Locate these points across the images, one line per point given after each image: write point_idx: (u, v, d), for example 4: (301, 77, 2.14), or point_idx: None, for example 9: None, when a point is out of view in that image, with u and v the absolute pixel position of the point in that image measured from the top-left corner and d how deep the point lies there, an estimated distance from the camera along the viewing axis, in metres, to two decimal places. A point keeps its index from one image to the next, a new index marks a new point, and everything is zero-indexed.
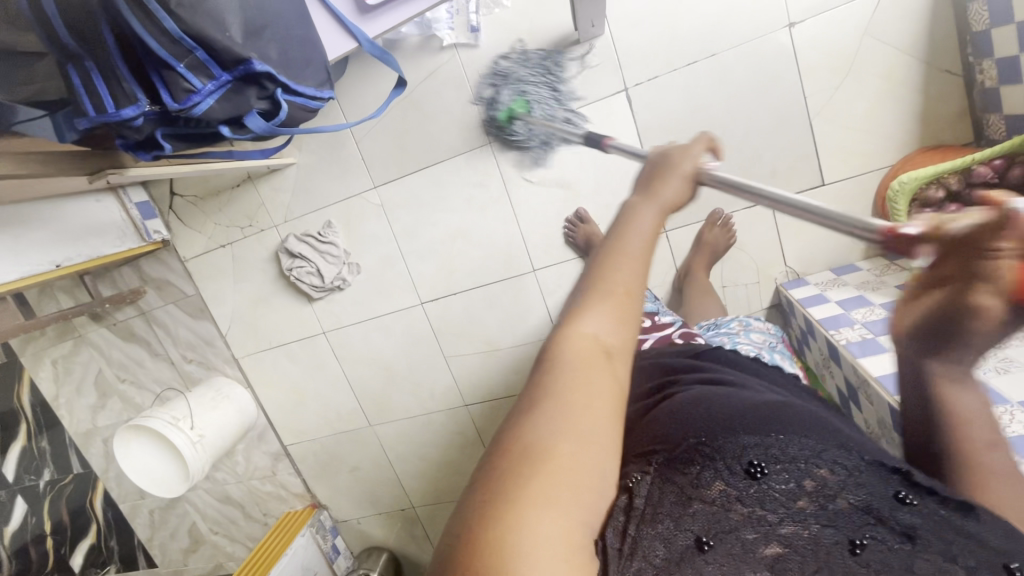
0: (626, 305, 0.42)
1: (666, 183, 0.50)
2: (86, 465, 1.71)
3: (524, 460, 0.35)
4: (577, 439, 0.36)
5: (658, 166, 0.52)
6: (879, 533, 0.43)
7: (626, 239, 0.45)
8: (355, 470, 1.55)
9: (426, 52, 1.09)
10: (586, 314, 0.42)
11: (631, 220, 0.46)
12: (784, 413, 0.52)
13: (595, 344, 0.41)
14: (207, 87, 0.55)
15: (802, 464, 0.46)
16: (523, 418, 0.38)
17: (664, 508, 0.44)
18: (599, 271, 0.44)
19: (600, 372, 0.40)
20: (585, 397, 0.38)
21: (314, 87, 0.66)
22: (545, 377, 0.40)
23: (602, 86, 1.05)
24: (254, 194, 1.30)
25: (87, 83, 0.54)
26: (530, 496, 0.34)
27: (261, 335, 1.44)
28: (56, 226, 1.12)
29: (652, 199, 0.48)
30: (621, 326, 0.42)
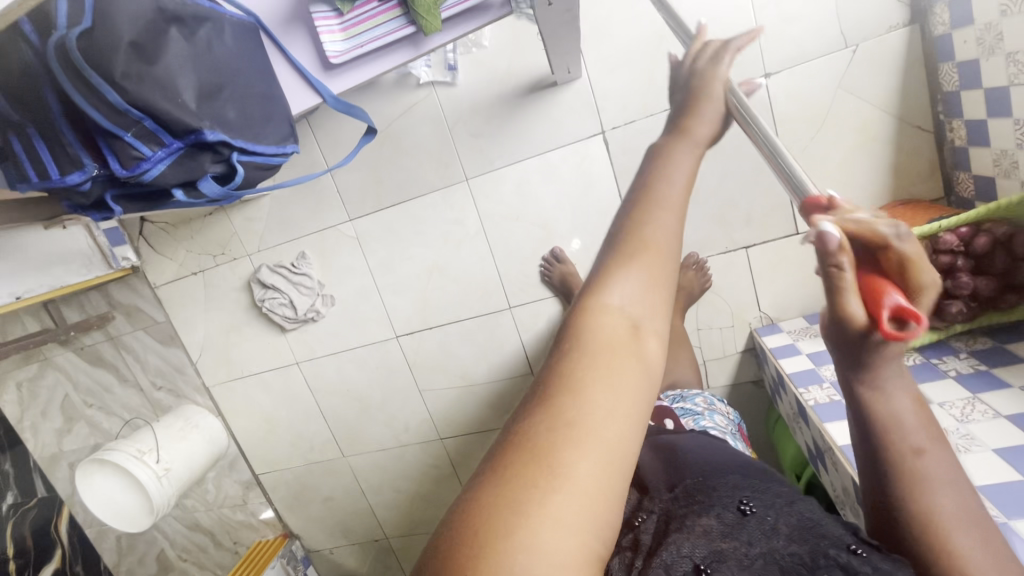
0: (654, 261, 0.36)
1: (698, 125, 0.43)
2: (50, 489, 1.61)
3: (542, 447, 0.30)
4: (607, 408, 0.31)
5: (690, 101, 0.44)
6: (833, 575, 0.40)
7: (659, 189, 0.39)
8: (327, 500, 1.53)
9: (403, 89, 1.08)
10: (610, 281, 0.36)
11: (659, 175, 0.40)
12: (763, 472, 0.58)
13: (622, 310, 0.35)
14: (157, 155, 0.53)
15: (778, 509, 0.48)
16: (539, 401, 0.32)
17: (670, 537, 0.46)
18: (627, 232, 0.38)
19: (631, 348, 0.33)
20: (614, 373, 0.32)
21: (275, 144, 0.64)
22: (566, 352, 0.34)
23: (579, 127, 1.05)
24: (227, 223, 1.28)
25: (29, 149, 0.53)
26: (550, 492, 0.28)
27: (233, 364, 1.41)
28: (17, 257, 1.08)
29: (688, 139, 0.42)
30: (653, 293, 0.35)
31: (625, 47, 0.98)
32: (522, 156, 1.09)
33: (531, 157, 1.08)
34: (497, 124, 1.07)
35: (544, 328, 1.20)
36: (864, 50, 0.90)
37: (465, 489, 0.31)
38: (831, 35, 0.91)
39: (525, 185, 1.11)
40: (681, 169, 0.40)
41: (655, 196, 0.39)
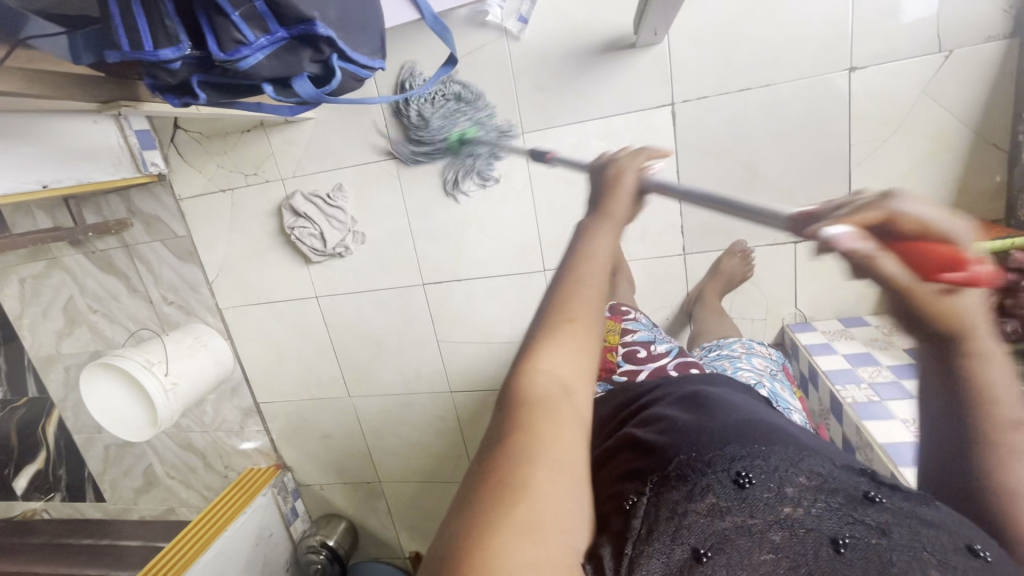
0: (575, 333, 0.41)
1: (617, 201, 0.48)
2: (42, 391, 1.62)
3: (502, 490, 0.33)
4: (551, 469, 0.34)
5: (606, 180, 0.50)
6: (857, 534, 0.41)
7: (581, 265, 0.44)
8: (326, 437, 1.53)
9: (473, 28, 1.04)
10: (540, 348, 0.40)
11: (585, 247, 0.45)
12: (761, 430, 0.52)
13: (555, 379, 0.39)
14: (259, 42, 0.50)
15: (782, 472, 0.46)
16: (492, 451, 0.36)
17: (661, 525, 0.42)
18: (561, 299, 0.42)
19: (564, 405, 0.37)
20: (558, 423, 0.36)
21: (368, 56, 0.62)
22: (518, 408, 0.37)
23: (649, 96, 1.02)
24: (264, 142, 1.23)
25: (126, 13, 0.49)
26: (513, 526, 0.31)
27: (250, 289, 1.39)
28: (49, 143, 1.03)
29: (612, 222, 0.47)
30: (583, 354, 0.40)
31: (711, 18, 0.95)
32: (586, 118, 1.06)
33: (594, 119, 1.06)
34: (564, 80, 1.04)
35: None
36: (957, 57, 0.88)
37: (439, 533, 0.33)
38: (926, 36, 0.88)
39: (582, 148, 1.08)
40: (611, 240, 0.45)
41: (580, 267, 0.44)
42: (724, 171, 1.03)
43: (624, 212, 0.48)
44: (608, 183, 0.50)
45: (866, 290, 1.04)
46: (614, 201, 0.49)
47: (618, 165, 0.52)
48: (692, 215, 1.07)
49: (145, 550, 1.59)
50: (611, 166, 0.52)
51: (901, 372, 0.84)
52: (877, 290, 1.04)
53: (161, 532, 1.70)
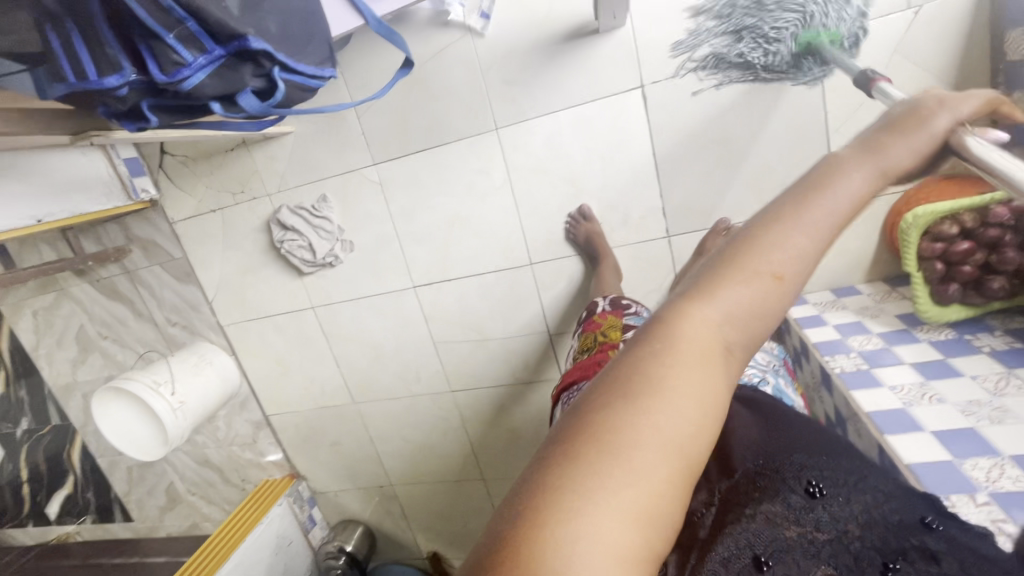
0: (774, 294, 0.33)
1: (900, 141, 0.37)
2: (64, 418, 1.70)
3: (600, 444, 0.30)
4: (666, 438, 0.30)
5: (906, 112, 0.39)
6: (911, 557, 0.39)
7: (819, 194, 0.34)
8: (335, 445, 1.55)
9: (438, 28, 1.04)
10: (716, 293, 0.33)
11: (829, 176, 0.35)
12: (834, 445, 0.52)
13: (716, 337, 0.33)
14: (198, 61, 0.51)
15: (850, 488, 0.45)
16: (611, 391, 0.32)
17: (730, 528, 0.43)
18: (764, 240, 0.34)
19: (712, 372, 0.33)
20: (694, 387, 0.32)
21: (314, 65, 0.63)
22: (650, 356, 0.33)
23: (617, 80, 1.01)
24: (248, 160, 1.25)
25: (67, 46, 0.50)
26: (600, 487, 0.28)
27: (248, 305, 1.42)
28: (39, 180, 1.07)
29: (874, 153, 0.36)
30: (757, 315, 0.34)
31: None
32: (557, 108, 1.05)
33: (565, 109, 1.05)
34: (533, 72, 1.03)
35: (564, 287, 1.19)
36: (927, 12, 0.86)
37: (520, 474, 0.31)
38: None
39: (557, 139, 1.07)
40: (864, 175, 0.35)
41: (813, 201, 0.34)
42: (700, 150, 1.02)
43: (900, 161, 0.36)
44: (893, 115, 0.39)
45: (857, 259, 1.02)
46: (891, 140, 0.37)
47: (922, 106, 0.39)
48: (673, 197, 1.06)
49: (170, 566, 1.63)
50: (922, 103, 0.40)
51: (892, 339, 0.82)
52: (868, 258, 1.01)
53: (187, 546, 1.75)
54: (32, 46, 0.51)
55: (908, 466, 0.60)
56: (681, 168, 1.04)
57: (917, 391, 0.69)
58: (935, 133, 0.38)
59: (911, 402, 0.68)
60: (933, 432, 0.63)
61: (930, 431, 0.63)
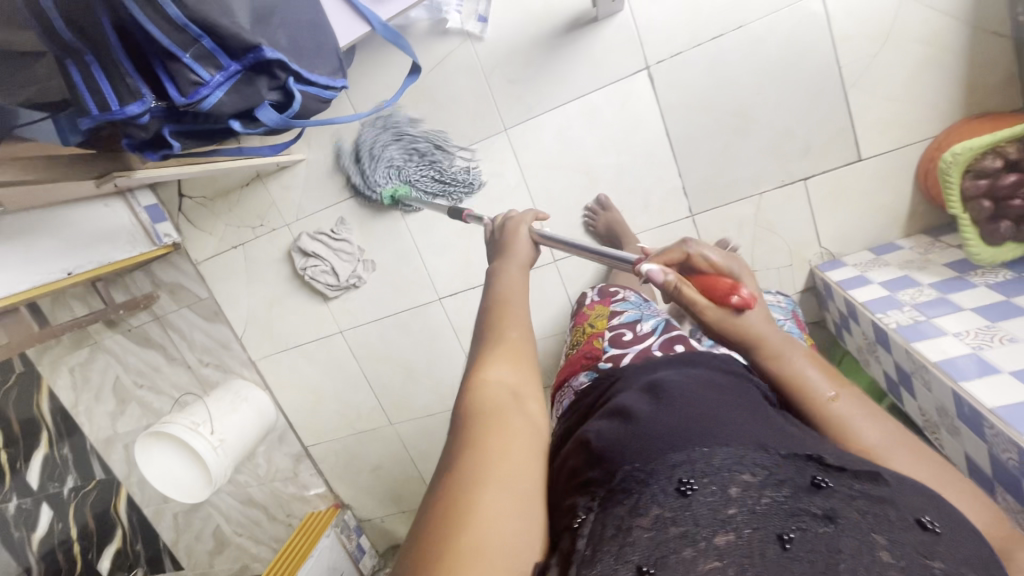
0: (512, 355, 0.52)
1: (519, 256, 0.69)
2: (108, 471, 1.68)
3: (452, 515, 0.37)
4: (498, 485, 0.39)
5: (513, 238, 0.71)
6: (804, 523, 0.38)
7: (506, 302, 0.59)
8: (376, 469, 1.54)
9: (437, 38, 1.05)
10: (486, 373, 0.49)
11: (500, 290, 0.62)
12: (705, 420, 0.46)
13: (503, 395, 0.47)
14: (215, 79, 0.51)
15: (723, 471, 0.41)
16: (450, 472, 0.40)
17: (604, 544, 0.38)
18: (488, 334, 0.55)
19: (510, 421, 0.44)
20: (505, 440, 0.43)
21: (327, 75, 0.63)
22: (472, 437, 0.43)
23: (622, 65, 1.00)
24: (264, 193, 1.27)
25: (88, 79, 0.50)
26: (460, 555, 0.34)
27: (277, 336, 1.42)
28: (67, 234, 1.09)
29: (518, 263, 0.67)
30: (517, 370, 0.50)
31: None
32: (564, 101, 1.05)
33: (572, 100, 1.04)
34: (534, 69, 1.03)
35: (591, 281, 1.17)
36: None
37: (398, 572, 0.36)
38: None
39: (567, 132, 1.07)
40: (511, 280, 0.63)
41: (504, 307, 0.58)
42: (715, 123, 1.00)
43: (525, 255, 0.69)
44: (513, 245, 0.70)
45: (892, 214, 0.99)
46: (518, 243, 0.71)
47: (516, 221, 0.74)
48: (692, 175, 1.04)
49: None
50: (511, 227, 0.73)
51: (944, 288, 0.78)
52: (904, 211, 0.98)
53: None
54: (53, 94, 0.52)
55: (991, 410, 0.56)
56: (698, 143, 1.02)
57: (985, 334, 0.65)
58: (527, 239, 0.71)
59: (981, 347, 0.64)
60: (1010, 371, 0.59)
61: (1007, 370, 0.59)
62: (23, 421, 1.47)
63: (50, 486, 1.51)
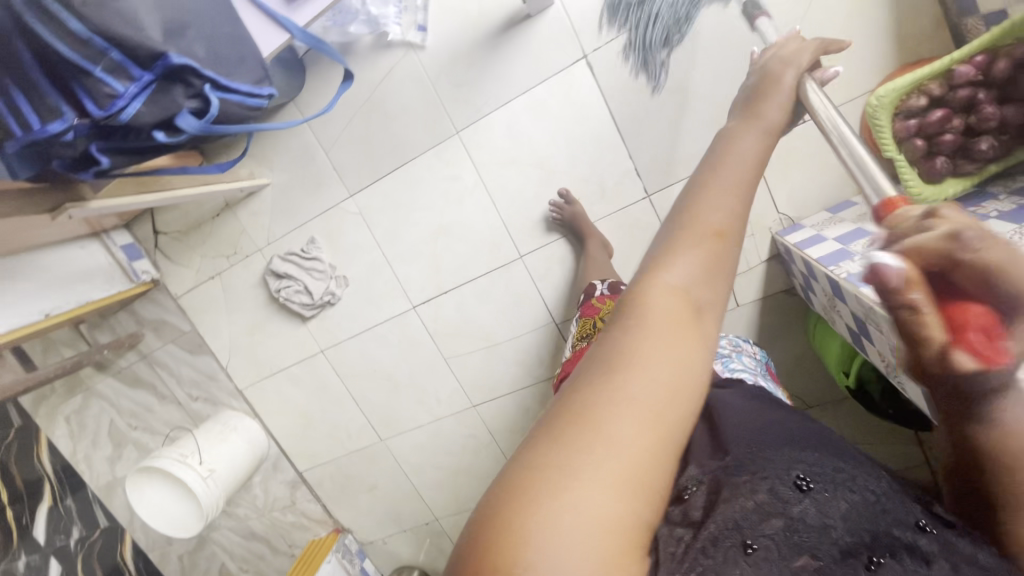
0: (718, 247, 0.39)
1: (767, 107, 0.48)
2: (111, 518, 1.58)
3: (580, 397, 0.33)
4: (643, 387, 0.33)
5: (760, 86, 0.51)
6: (899, 555, 0.38)
7: (719, 171, 0.42)
8: (373, 488, 1.52)
9: (382, 51, 1.09)
10: (669, 257, 0.38)
11: (731, 146, 0.44)
12: (819, 441, 0.50)
13: (681, 290, 0.37)
14: (129, 90, 0.60)
15: (841, 483, 0.43)
16: (595, 359, 0.35)
17: (719, 506, 0.40)
18: (700, 207, 0.40)
19: (684, 319, 0.36)
20: (664, 340, 0.35)
21: (250, 83, 0.74)
22: (626, 324, 0.36)
23: (560, 57, 1.03)
24: (234, 221, 1.30)
25: (10, 103, 0.58)
26: (584, 451, 0.30)
27: (261, 362, 1.43)
28: (41, 278, 1.14)
29: (754, 122, 0.47)
30: (715, 267, 0.38)
31: None
32: (510, 98, 1.07)
33: (518, 96, 1.07)
34: (478, 70, 1.07)
35: (560, 273, 1.18)
36: None
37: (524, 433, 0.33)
38: None
39: (517, 127, 1.09)
40: (749, 144, 0.44)
41: (730, 169, 0.42)
42: (657, 102, 1.02)
43: (776, 121, 0.47)
44: (753, 91, 0.51)
45: (844, 172, 0.99)
46: (765, 104, 0.49)
47: (770, 69, 0.53)
48: (643, 156, 1.05)
49: None
50: (770, 68, 0.53)
51: None
52: None
53: None
54: None
55: None
56: (645, 124, 1.04)
57: None
58: (787, 86, 0.51)
59: None
60: None
61: None
62: (27, 481, 1.40)
63: (56, 539, 1.42)
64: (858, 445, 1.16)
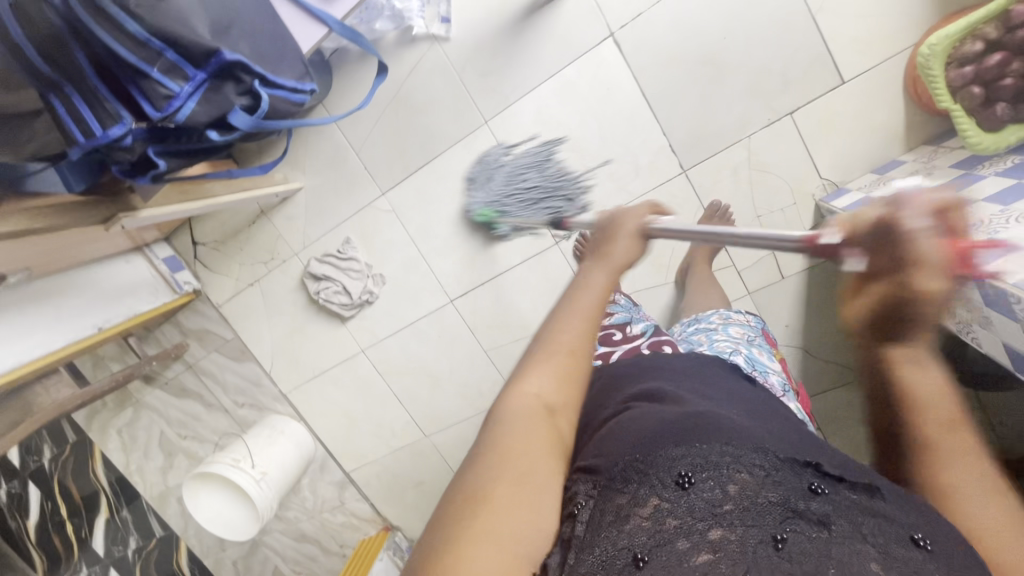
0: (569, 364, 0.45)
1: (618, 248, 0.55)
2: (166, 526, 1.60)
3: (458, 511, 0.37)
4: (510, 492, 0.38)
5: (610, 228, 0.58)
6: (798, 525, 0.39)
7: (575, 300, 0.49)
8: (420, 486, 1.51)
9: (408, 47, 1.10)
10: (528, 376, 0.44)
11: (583, 283, 0.51)
12: (702, 422, 0.46)
13: (539, 403, 0.42)
14: (184, 90, 0.67)
15: (722, 468, 0.42)
16: (466, 471, 0.40)
17: (604, 528, 0.39)
18: (548, 335, 0.47)
19: (544, 429, 0.41)
20: (526, 449, 0.40)
21: (293, 78, 0.81)
22: (492, 437, 0.41)
23: (586, 36, 1.02)
24: (270, 227, 1.32)
25: (72, 109, 0.66)
26: (468, 544, 0.35)
27: (304, 365, 1.45)
28: (91, 291, 1.17)
29: (604, 262, 0.54)
30: (568, 380, 0.44)
31: None
32: (537, 82, 1.07)
33: (546, 80, 1.06)
34: (504, 57, 1.07)
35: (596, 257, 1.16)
36: None
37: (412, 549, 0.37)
38: None
39: (547, 111, 1.08)
40: (599, 278, 0.52)
41: (572, 302, 0.49)
42: (690, 74, 1.00)
43: (621, 254, 0.54)
44: (610, 232, 0.57)
45: (889, 131, 0.97)
46: (614, 242, 0.56)
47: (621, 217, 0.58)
48: (678, 130, 1.03)
49: None
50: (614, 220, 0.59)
51: (951, 187, 0.75)
52: (901, 127, 0.96)
53: None
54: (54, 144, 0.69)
55: (1014, 284, 0.54)
56: (678, 97, 1.02)
57: (1000, 218, 0.62)
58: (633, 227, 0.57)
59: (997, 230, 0.61)
60: None
61: None
62: (85, 496, 1.46)
63: (115, 550, 1.48)
64: None
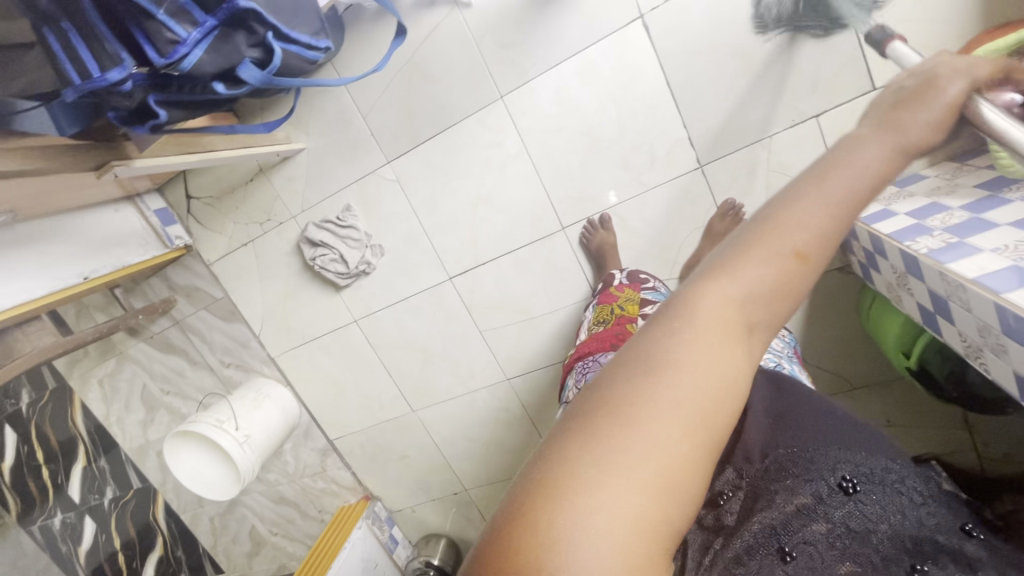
0: (795, 271, 0.32)
1: (915, 120, 0.38)
2: (145, 478, 1.60)
3: (610, 411, 0.29)
4: (682, 416, 0.28)
5: (899, 98, 0.40)
6: (942, 562, 0.39)
7: (824, 183, 0.34)
8: (403, 458, 1.52)
9: (425, 10, 1.05)
10: (732, 269, 0.32)
11: (838, 162, 0.35)
12: (869, 430, 0.47)
13: (741, 314, 0.32)
14: (191, 37, 0.64)
15: (882, 481, 0.42)
16: (638, 368, 0.30)
17: (756, 513, 0.43)
18: (766, 226, 0.33)
19: (737, 346, 0.31)
20: (708, 367, 0.30)
21: (308, 35, 0.78)
22: (672, 335, 0.31)
23: (613, 15, 0.97)
24: (268, 186, 1.28)
25: (66, 45, 0.61)
26: (616, 449, 0.27)
27: (294, 330, 1.42)
28: (79, 239, 1.13)
29: (891, 137, 0.36)
30: (782, 294, 0.32)
31: None
32: (558, 60, 1.02)
33: (568, 59, 1.02)
34: (526, 31, 1.02)
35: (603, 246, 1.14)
36: None
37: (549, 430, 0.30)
38: None
39: (566, 91, 1.04)
40: (869, 157, 0.35)
41: (820, 184, 0.34)
42: (716, 65, 0.97)
43: (900, 138, 0.37)
44: (896, 95, 0.41)
45: None
46: (907, 116, 0.38)
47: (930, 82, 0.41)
48: (698, 124, 1.01)
49: None
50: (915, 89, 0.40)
51: (974, 208, 0.73)
52: None
53: None
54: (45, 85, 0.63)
55: None
56: (702, 89, 0.98)
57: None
58: (949, 100, 0.40)
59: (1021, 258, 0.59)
60: None
61: None
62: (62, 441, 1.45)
63: (91, 498, 1.48)
64: (892, 424, 1.15)
